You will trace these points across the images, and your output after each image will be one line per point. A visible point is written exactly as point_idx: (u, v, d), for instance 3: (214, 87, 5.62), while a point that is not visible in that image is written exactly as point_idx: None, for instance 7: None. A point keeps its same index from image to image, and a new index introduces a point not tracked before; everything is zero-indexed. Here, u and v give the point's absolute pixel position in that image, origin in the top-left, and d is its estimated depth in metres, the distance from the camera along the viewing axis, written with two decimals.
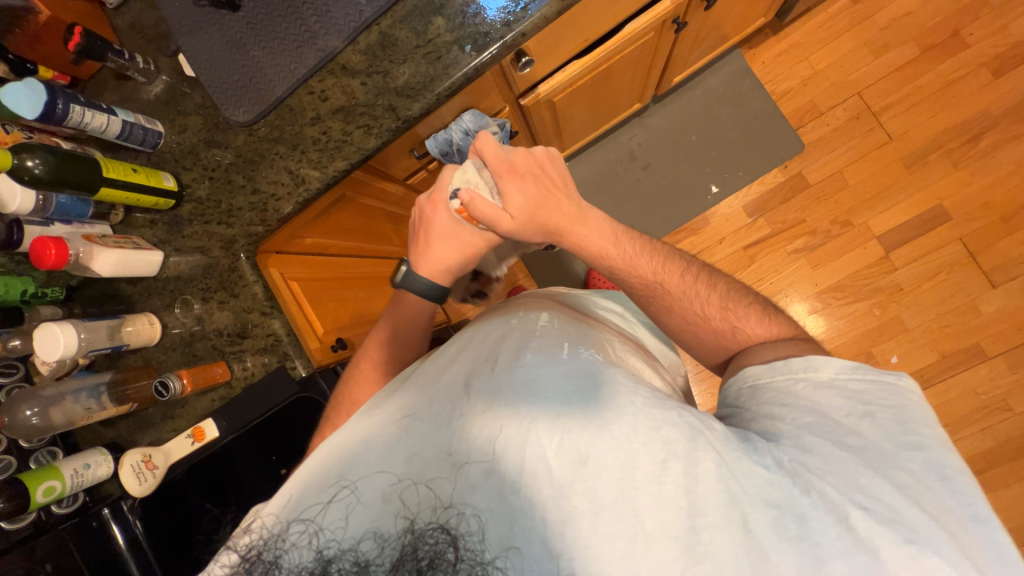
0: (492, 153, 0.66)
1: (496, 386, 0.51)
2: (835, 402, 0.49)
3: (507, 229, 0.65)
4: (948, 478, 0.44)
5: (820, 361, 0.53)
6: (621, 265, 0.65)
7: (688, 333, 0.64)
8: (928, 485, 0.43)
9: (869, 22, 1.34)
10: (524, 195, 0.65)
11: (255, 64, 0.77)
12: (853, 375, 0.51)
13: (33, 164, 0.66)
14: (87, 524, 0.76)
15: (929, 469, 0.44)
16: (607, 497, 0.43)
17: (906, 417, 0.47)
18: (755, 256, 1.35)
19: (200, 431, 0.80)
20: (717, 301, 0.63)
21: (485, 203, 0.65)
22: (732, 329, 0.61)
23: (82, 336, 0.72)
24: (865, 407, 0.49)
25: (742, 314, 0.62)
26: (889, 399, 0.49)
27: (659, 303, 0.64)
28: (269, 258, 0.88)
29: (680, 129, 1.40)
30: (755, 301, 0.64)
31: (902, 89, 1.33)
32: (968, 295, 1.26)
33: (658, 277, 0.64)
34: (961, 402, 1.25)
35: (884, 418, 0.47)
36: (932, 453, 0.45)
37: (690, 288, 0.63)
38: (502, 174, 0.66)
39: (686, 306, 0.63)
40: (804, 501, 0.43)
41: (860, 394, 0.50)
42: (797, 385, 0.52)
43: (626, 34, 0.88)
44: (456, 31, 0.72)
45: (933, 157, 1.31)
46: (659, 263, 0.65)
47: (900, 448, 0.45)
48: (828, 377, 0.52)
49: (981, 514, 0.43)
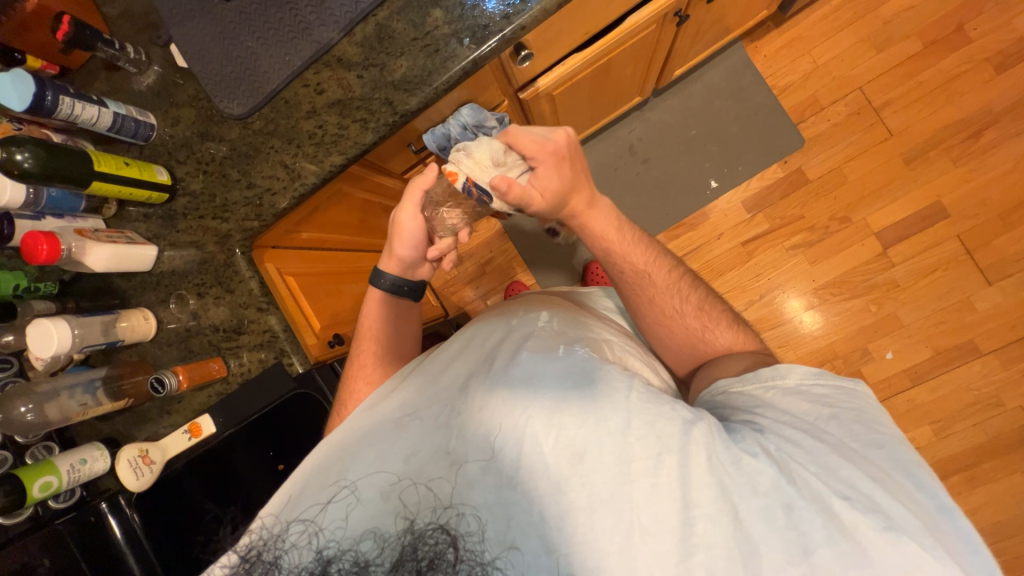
0: (524, 140, 0.61)
1: (495, 383, 0.50)
2: (803, 407, 0.50)
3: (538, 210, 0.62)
4: (914, 473, 0.44)
5: (786, 368, 0.53)
6: (617, 251, 0.65)
7: (663, 327, 0.65)
8: (896, 478, 0.44)
9: (873, 15, 1.33)
10: (561, 180, 0.62)
11: (248, 56, 0.76)
12: (817, 380, 0.51)
13: (22, 157, 0.65)
14: (86, 519, 0.76)
15: (895, 464, 0.45)
16: (605, 492, 0.43)
17: (868, 417, 0.48)
18: (754, 251, 1.35)
19: (197, 427, 0.80)
20: (694, 301, 0.65)
21: (525, 193, 0.60)
22: (704, 330, 0.64)
23: (76, 332, 0.71)
24: (830, 409, 0.49)
25: (716, 318, 0.64)
26: (850, 402, 0.49)
27: (642, 294, 0.65)
28: (265, 253, 0.87)
29: (680, 123, 1.39)
30: (727, 310, 0.66)
31: (904, 85, 1.32)
32: (963, 292, 1.27)
33: (647, 267, 0.65)
34: (954, 398, 1.26)
35: (848, 418, 0.48)
36: (895, 449, 0.46)
37: (674, 285, 0.65)
38: (540, 157, 0.61)
39: (666, 301, 0.64)
40: (790, 491, 0.43)
41: (823, 398, 0.50)
42: (767, 393, 0.52)
43: (627, 27, 0.86)
44: (454, 23, 0.71)
45: (932, 154, 1.30)
46: (651, 256, 0.66)
47: (868, 446, 0.46)
48: (795, 383, 0.52)
49: (946, 505, 0.43)
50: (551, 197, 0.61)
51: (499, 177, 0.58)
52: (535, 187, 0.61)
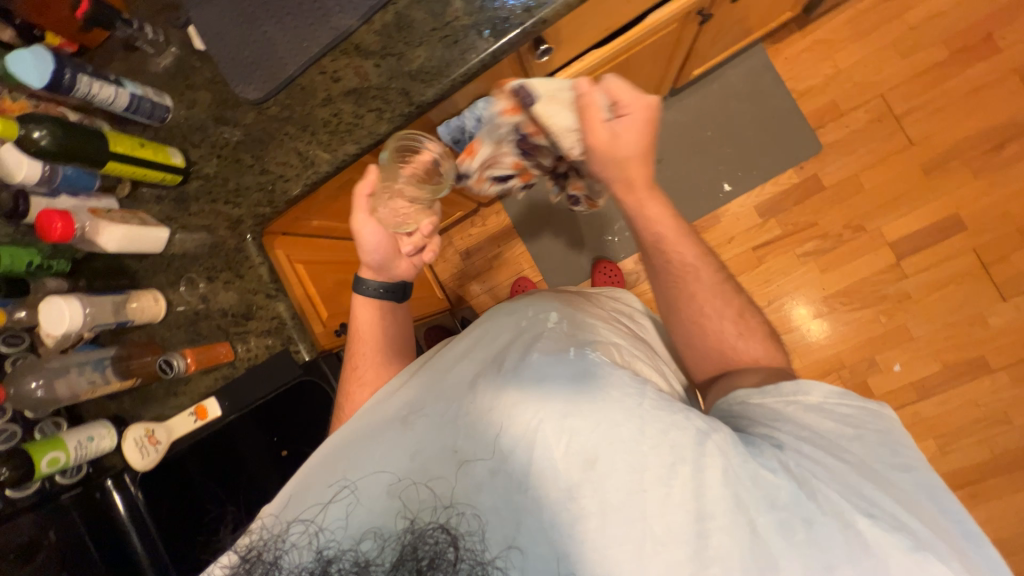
0: (623, 89, 0.61)
1: (504, 383, 0.50)
2: (827, 425, 0.48)
3: (597, 143, 0.63)
4: (939, 498, 0.44)
5: (809, 384, 0.51)
6: (671, 239, 0.63)
7: (696, 329, 0.63)
8: (919, 500, 0.44)
9: (899, 20, 1.30)
10: (637, 136, 0.62)
11: (266, 41, 0.75)
12: (841, 399, 0.50)
13: (40, 135, 0.66)
14: (91, 494, 0.77)
15: (921, 489, 0.44)
16: (616, 499, 0.43)
17: (892, 438, 0.47)
18: (764, 257, 1.34)
19: (203, 409, 0.80)
20: (735, 308, 0.62)
21: (596, 121, 0.62)
22: (738, 337, 0.61)
23: (87, 311, 0.72)
24: (854, 429, 0.48)
25: (752, 329, 0.62)
26: (874, 422, 0.48)
27: (683, 290, 0.63)
28: (275, 238, 0.87)
29: (696, 124, 1.37)
30: (766, 323, 0.63)
31: (927, 93, 1.29)
32: (976, 307, 1.25)
33: (695, 263, 0.63)
34: (961, 413, 1.25)
35: (873, 439, 0.47)
36: (920, 473, 0.45)
37: (718, 288, 0.63)
38: (633, 109, 0.61)
39: (708, 302, 0.62)
40: (811, 506, 0.42)
41: (848, 418, 0.49)
42: (790, 407, 0.50)
43: (649, 25, 0.85)
44: (475, 14, 0.70)
45: (953, 165, 1.28)
46: (701, 254, 0.64)
47: (892, 468, 0.45)
48: (817, 401, 0.50)
49: (971, 531, 0.43)
50: (619, 142, 0.62)
51: (585, 83, 0.62)
52: (612, 126, 0.62)
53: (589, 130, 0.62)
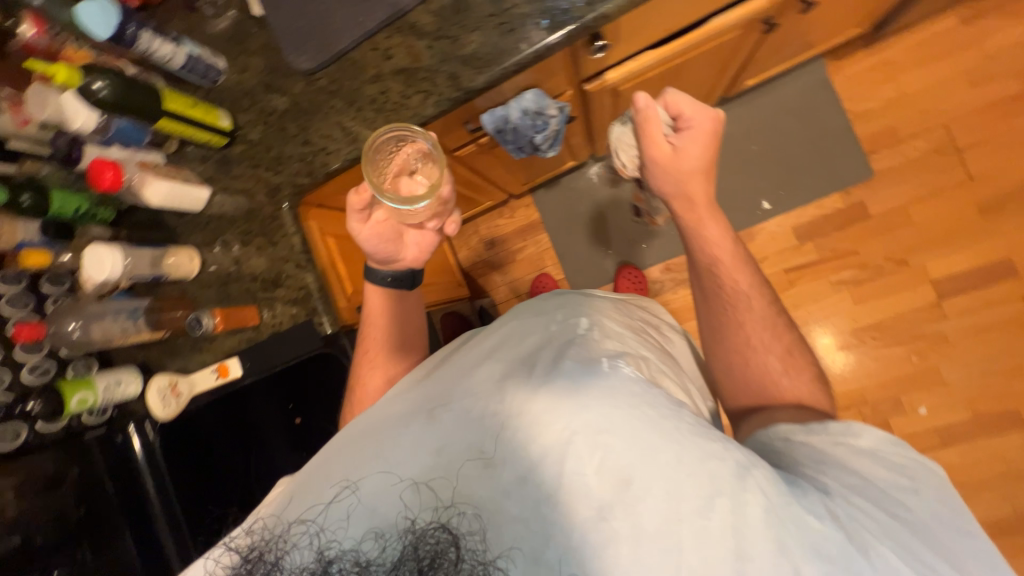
0: (686, 104, 0.63)
1: (534, 389, 0.48)
2: (880, 474, 0.47)
3: (657, 162, 0.65)
4: (998, 568, 0.43)
5: (860, 428, 0.50)
6: (728, 267, 0.64)
7: (739, 357, 0.62)
8: (975, 568, 0.43)
9: (974, 48, 1.23)
10: (696, 152, 0.65)
11: (323, 13, 0.75)
12: (896, 449, 0.49)
13: (99, 87, 0.67)
14: (112, 438, 0.82)
15: (983, 562, 0.43)
16: (650, 525, 0.42)
17: (948, 497, 0.46)
18: (795, 280, 1.29)
19: (225, 368, 0.83)
20: (783, 343, 0.62)
21: (658, 138, 0.64)
22: (784, 372, 0.61)
23: (127, 260, 0.75)
24: (910, 482, 0.47)
25: (800, 366, 0.61)
26: (926, 476, 0.47)
27: (733, 316, 0.63)
28: (310, 209, 0.88)
29: (742, 136, 1.33)
30: (814, 363, 0.63)
31: (994, 128, 1.22)
32: (1017, 358, 1.19)
33: (750, 290, 0.64)
34: (985, 466, 1.19)
35: (929, 496, 0.46)
36: (978, 539, 0.44)
37: (769, 320, 0.63)
38: (694, 127, 0.64)
39: (756, 331, 0.62)
40: (861, 563, 0.41)
41: (900, 468, 0.48)
42: (839, 449, 0.49)
43: (710, 29, 0.82)
44: (534, 3, 0.68)
45: (1012, 207, 1.21)
46: (754, 283, 0.64)
47: (948, 530, 0.44)
48: (869, 445, 0.49)
49: None
50: (680, 159, 0.64)
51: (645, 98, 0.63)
52: (672, 146, 0.65)
53: (650, 149, 0.65)
